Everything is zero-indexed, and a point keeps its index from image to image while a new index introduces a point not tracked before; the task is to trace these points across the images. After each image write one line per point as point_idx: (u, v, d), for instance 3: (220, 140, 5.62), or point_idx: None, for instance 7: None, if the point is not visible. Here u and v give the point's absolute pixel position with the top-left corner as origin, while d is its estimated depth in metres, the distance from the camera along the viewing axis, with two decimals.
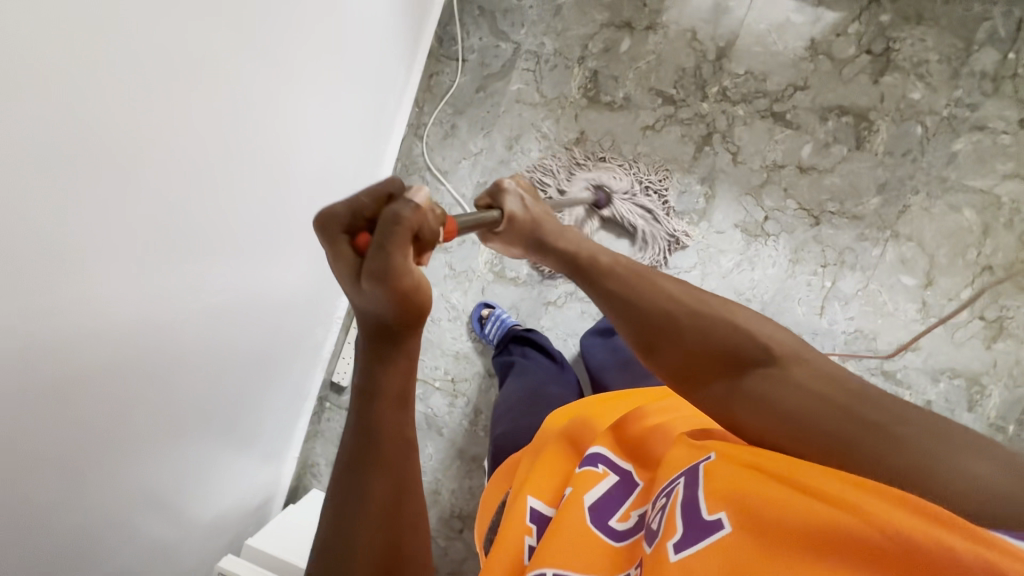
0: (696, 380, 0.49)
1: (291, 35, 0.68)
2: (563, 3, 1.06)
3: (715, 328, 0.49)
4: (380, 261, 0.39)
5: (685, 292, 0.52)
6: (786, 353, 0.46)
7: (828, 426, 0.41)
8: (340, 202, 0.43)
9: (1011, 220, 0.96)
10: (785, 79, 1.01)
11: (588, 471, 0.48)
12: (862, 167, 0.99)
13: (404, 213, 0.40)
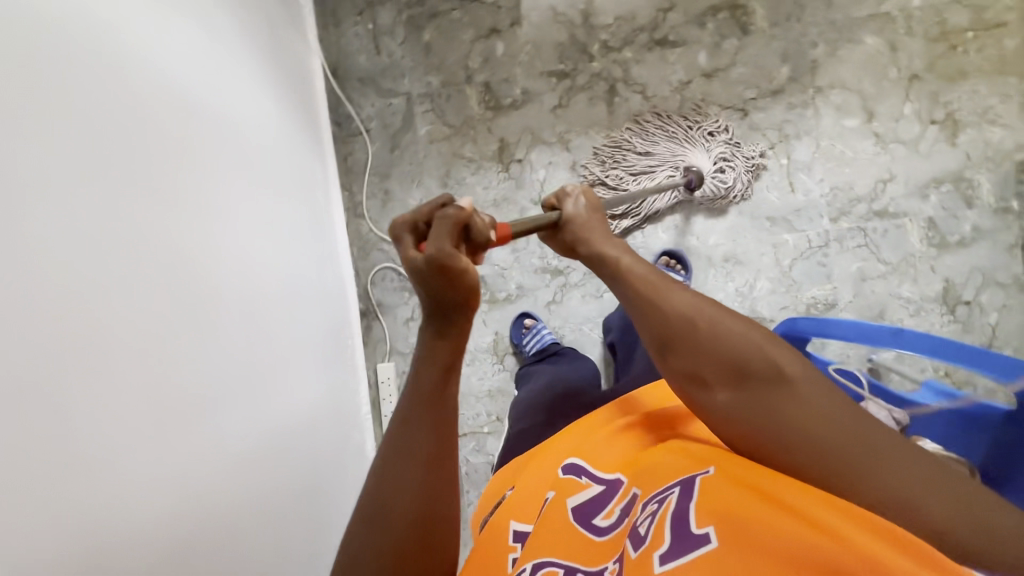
0: (702, 387, 0.49)
1: (208, 181, 0.71)
2: (428, 39, 1.10)
3: (734, 340, 0.48)
4: (428, 254, 0.44)
5: (702, 304, 0.51)
6: (802, 378, 0.45)
7: (827, 442, 0.42)
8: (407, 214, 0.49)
9: (910, 27, 0.99)
10: (652, 8, 1.05)
11: (570, 481, 0.58)
12: (759, 47, 1.02)
13: (448, 215, 0.45)
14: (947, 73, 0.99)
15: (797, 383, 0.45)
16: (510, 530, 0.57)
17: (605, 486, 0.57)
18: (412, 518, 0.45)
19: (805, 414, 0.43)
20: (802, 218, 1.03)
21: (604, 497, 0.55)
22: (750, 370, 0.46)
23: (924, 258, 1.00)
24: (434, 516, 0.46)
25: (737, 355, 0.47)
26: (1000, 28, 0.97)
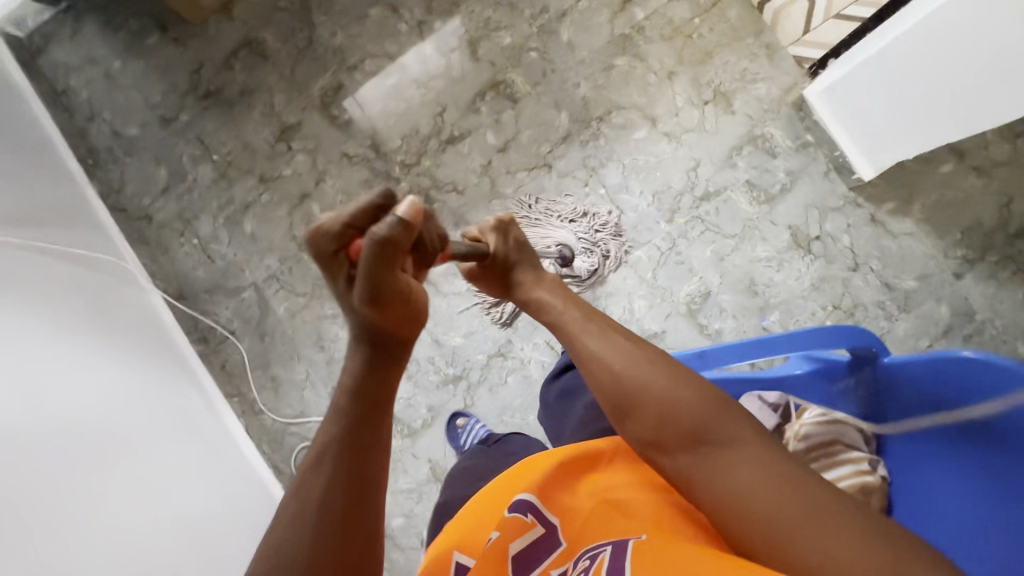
0: (661, 449, 0.50)
1: (52, 481, 0.71)
2: (251, 228, 1.14)
3: (679, 405, 0.49)
4: (366, 279, 0.42)
5: (648, 365, 0.53)
6: (748, 437, 0.47)
7: (773, 500, 0.42)
8: (336, 219, 0.44)
9: (647, 35, 1.08)
10: (428, 116, 1.12)
11: (516, 520, 0.50)
12: (532, 107, 1.10)
13: (390, 232, 0.41)
14: (696, 58, 1.07)
15: (743, 446, 0.46)
16: (452, 563, 0.52)
17: (545, 531, 0.51)
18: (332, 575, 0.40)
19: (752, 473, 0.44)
20: (642, 232, 1.07)
21: (546, 549, 0.50)
22: (698, 430, 0.48)
23: (761, 215, 1.05)
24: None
25: (683, 420, 0.48)
26: (717, 5, 1.07)
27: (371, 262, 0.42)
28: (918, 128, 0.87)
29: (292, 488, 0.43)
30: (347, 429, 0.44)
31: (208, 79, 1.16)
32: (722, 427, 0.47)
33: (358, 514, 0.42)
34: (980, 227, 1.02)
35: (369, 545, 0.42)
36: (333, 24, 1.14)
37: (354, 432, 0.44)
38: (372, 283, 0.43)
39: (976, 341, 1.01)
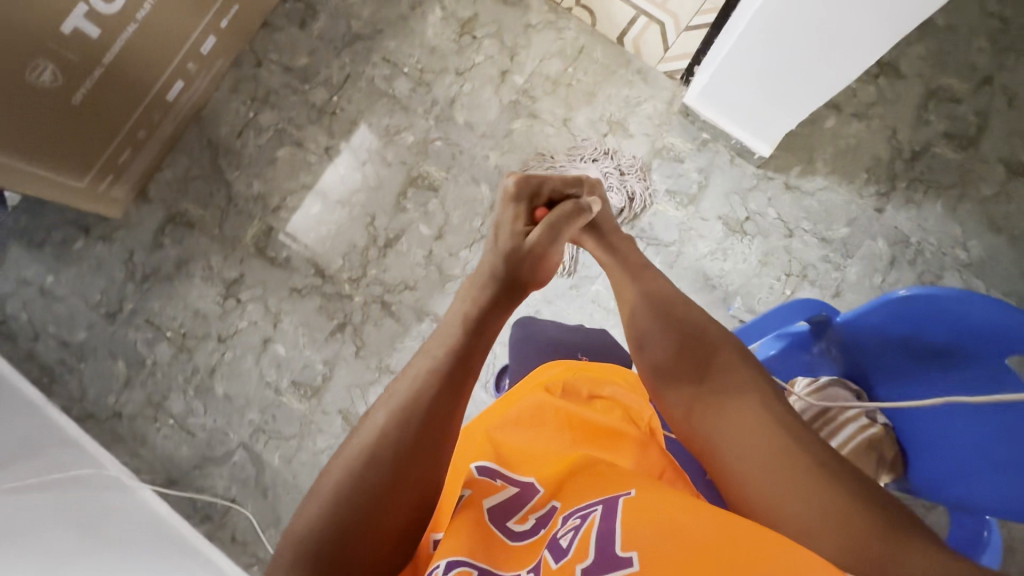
0: (675, 382, 0.62)
1: None
2: (224, 389, 1.14)
3: (702, 347, 0.63)
4: (546, 224, 0.73)
5: (683, 314, 0.67)
6: (751, 378, 0.59)
7: (761, 439, 0.53)
8: (545, 179, 0.79)
9: (532, 95, 1.17)
10: (361, 228, 1.16)
11: (485, 482, 0.55)
12: (453, 190, 1.15)
13: (570, 206, 0.76)
14: (582, 101, 1.16)
15: (749, 396, 0.57)
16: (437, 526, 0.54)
17: (519, 488, 0.55)
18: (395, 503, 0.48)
19: (740, 411, 0.56)
20: (591, 268, 1.11)
21: (521, 501, 0.54)
22: (713, 375, 0.60)
23: (690, 216, 1.12)
24: (408, 495, 0.49)
25: (707, 361, 0.61)
26: (583, 51, 1.18)
27: (558, 214, 0.74)
28: (789, 104, 0.97)
29: (379, 402, 0.55)
30: (435, 376, 0.55)
31: (142, 263, 1.18)
32: (732, 371, 0.60)
33: (430, 451, 0.51)
34: (881, 162, 1.10)
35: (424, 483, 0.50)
36: (246, 175, 1.19)
37: (446, 386, 0.55)
38: (548, 225, 0.73)
39: (920, 262, 1.07)
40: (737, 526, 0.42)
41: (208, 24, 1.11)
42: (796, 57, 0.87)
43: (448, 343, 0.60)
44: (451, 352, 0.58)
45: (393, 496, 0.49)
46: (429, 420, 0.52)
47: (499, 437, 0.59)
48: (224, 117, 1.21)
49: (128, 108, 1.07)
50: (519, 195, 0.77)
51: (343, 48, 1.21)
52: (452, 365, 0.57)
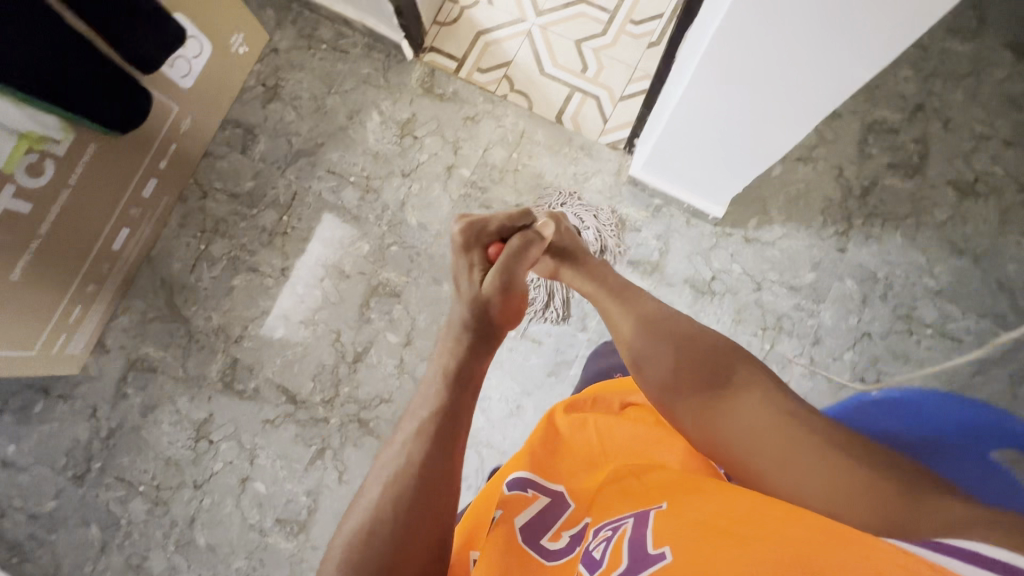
0: (681, 392, 0.61)
1: None
2: (206, 538, 1.08)
3: (698, 356, 0.64)
4: (503, 263, 0.73)
5: (675, 326, 0.68)
6: (754, 378, 0.60)
7: (772, 436, 0.53)
8: (493, 222, 0.78)
9: (480, 186, 1.17)
10: (328, 345, 1.13)
11: (517, 496, 0.56)
12: (416, 292, 1.14)
13: (526, 239, 0.77)
14: (530, 184, 1.16)
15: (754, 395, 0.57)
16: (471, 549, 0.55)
17: (551, 498, 0.57)
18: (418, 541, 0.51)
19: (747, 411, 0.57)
20: (567, 352, 1.09)
21: (553, 518, 0.55)
22: (718, 378, 0.60)
23: (657, 284, 1.11)
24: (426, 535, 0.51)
25: (709, 363, 0.62)
26: (524, 136, 1.18)
27: (512, 251, 0.74)
28: (729, 171, 0.95)
29: (379, 465, 0.56)
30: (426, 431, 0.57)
31: (107, 416, 1.14)
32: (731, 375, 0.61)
33: (438, 488, 0.54)
34: (834, 202, 1.11)
35: (438, 519, 0.52)
36: (204, 309, 1.17)
37: (446, 422, 0.58)
38: (503, 265, 0.72)
39: (892, 296, 1.07)
40: (776, 522, 0.40)
41: (146, 169, 1.10)
42: (723, 142, 0.87)
43: (433, 402, 0.60)
44: (438, 413, 0.59)
45: (410, 538, 0.50)
46: (428, 469, 0.54)
47: (534, 456, 0.61)
48: (175, 253, 1.20)
49: (74, 267, 1.04)
50: (468, 245, 0.76)
51: (288, 165, 1.21)
52: (438, 412, 0.59)
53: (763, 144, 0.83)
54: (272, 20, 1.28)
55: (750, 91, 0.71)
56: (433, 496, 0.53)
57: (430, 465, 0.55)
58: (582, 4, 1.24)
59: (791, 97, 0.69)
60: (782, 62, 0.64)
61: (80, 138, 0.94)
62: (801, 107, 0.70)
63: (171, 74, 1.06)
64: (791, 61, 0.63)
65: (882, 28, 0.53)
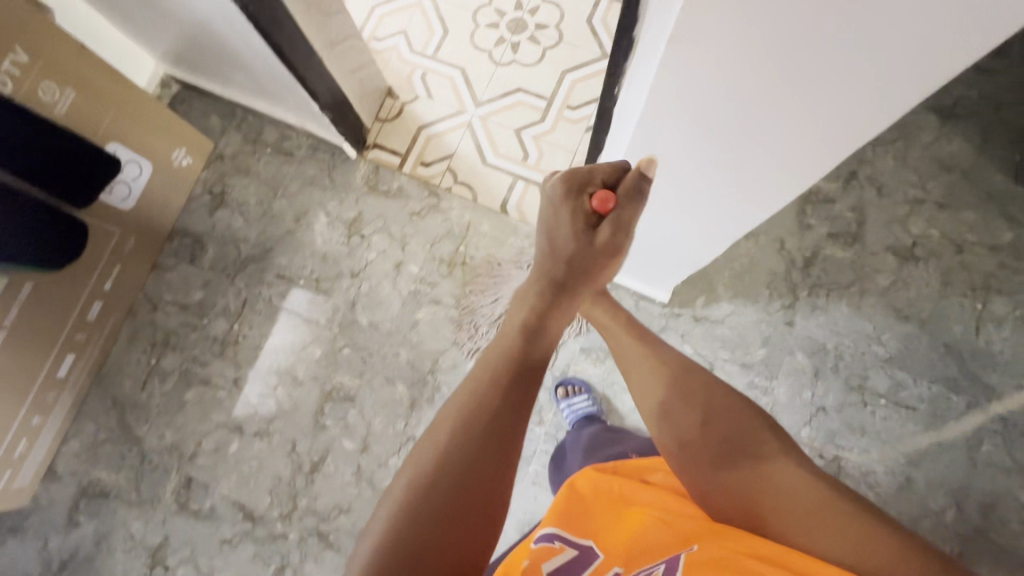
0: (706, 449, 0.58)
1: None
2: None
3: (725, 417, 0.60)
4: (618, 217, 0.56)
5: (692, 383, 0.63)
6: (780, 440, 0.57)
7: (803, 498, 0.51)
8: (604, 166, 0.59)
9: (429, 281, 1.17)
10: (284, 456, 1.11)
11: (545, 548, 0.53)
12: (370, 395, 1.13)
13: (641, 185, 0.56)
14: (479, 276, 1.17)
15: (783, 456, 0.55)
16: None
17: (579, 551, 0.53)
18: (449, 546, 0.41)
19: (786, 481, 0.53)
20: (525, 448, 1.08)
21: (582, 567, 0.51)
22: (747, 436, 0.57)
23: (610, 371, 1.10)
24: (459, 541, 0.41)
25: (735, 421, 0.59)
26: (470, 227, 1.20)
27: (625, 206, 0.56)
28: (670, 268, 0.98)
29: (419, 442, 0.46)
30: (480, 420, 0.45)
31: (59, 547, 1.10)
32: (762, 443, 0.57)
33: (484, 483, 0.43)
34: (778, 276, 1.12)
35: (477, 527, 0.42)
36: (157, 426, 1.15)
37: (497, 403, 0.47)
38: (617, 217, 0.56)
39: (843, 367, 1.07)
40: None
41: (90, 294, 1.09)
42: (653, 235, 0.87)
43: (487, 378, 0.49)
44: (490, 390, 0.48)
45: (444, 532, 0.41)
46: (473, 458, 0.44)
47: (560, 508, 0.58)
48: (126, 369, 1.18)
49: (17, 404, 1.01)
50: (570, 191, 0.57)
51: (237, 272, 1.21)
52: (502, 399, 0.47)
53: (692, 240, 0.83)
54: (217, 126, 1.28)
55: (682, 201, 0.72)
56: (478, 494, 0.43)
57: (486, 462, 0.44)
58: (519, 92, 1.27)
59: (717, 200, 0.69)
60: (704, 169, 0.63)
61: (14, 280, 0.93)
62: (726, 210, 0.70)
63: (112, 200, 1.07)
64: (714, 167, 0.62)
65: (803, 141, 0.52)
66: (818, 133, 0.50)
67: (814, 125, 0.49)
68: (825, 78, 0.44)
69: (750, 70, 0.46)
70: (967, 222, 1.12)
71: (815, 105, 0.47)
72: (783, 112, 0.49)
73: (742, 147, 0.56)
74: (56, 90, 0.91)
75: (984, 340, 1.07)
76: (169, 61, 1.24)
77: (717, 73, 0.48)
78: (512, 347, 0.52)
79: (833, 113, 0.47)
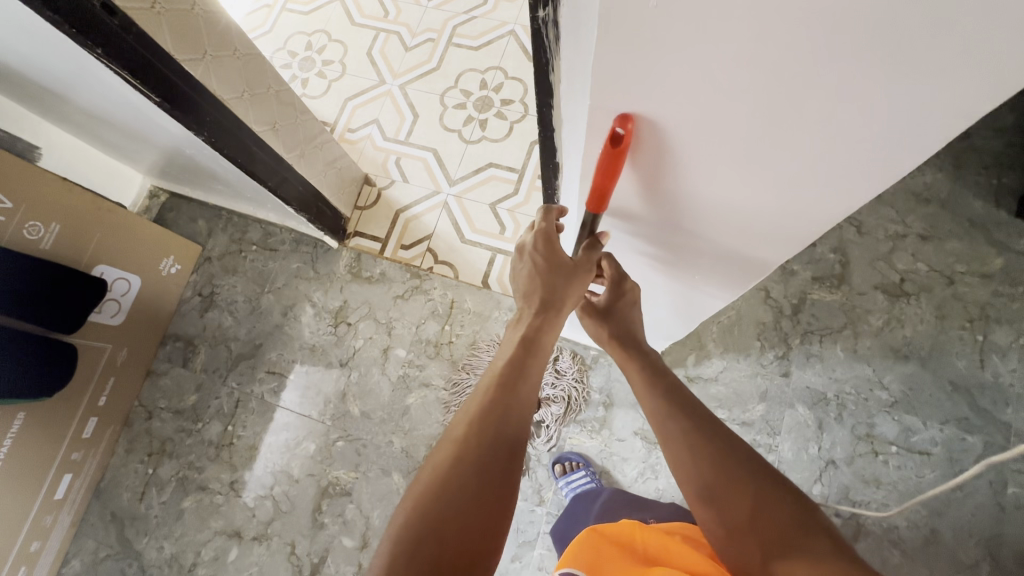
0: (747, 537, 0.49)
1: None
2: None
3: (771, 510, 0.49)
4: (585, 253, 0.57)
5: (743, 468, 0.52)
6: (836, 546, 0.46)
7: None
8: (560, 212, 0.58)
9: (417, 363, 1.18)
10: (282, 560, 1.09)
11: None
12: (367, 488, 1.11)
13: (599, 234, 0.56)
14: (466, 354, 1.17)
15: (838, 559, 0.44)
16: None
17: None
18: (454, 530, 0.45)
19: None
20: (527, 531, 1.04)
21: None
22: (794, 527, 0.47)
23: (607, 441, 1.08)
24: (462, 533, 0.45)
25: (781, 511, 0.48)
26: (454, 305, 1.20)
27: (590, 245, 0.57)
28: (665, 331, 0.91)
29: (446, 432, 0.52)
30: (488, 434, 0.50)
31: None
32: (803, 540, 0.46)
33: (487, 485, 0.48)
34: (767, 326, 1.10)
35: (481, 528, 0.46)
36: (156, 539, 1.14)
37: (503, 416, 0.52)
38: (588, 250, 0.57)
39: (847, 416, 1.04)
40: None
41: (85, 410, 1.10)
42: (659, 309, 0.81)
43: (496, 385, 0.54)
44: (497, 396, 0.53)
45: (448, 519, 0.45)
46: (483, 462, 0.49)
47: (588, 551, 0.60)
48: (124, 482, 1.18)
49: (12, 535, 1.00)
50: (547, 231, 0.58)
51: (229, 372, 1.23)
52: (506, 404, 0.52)
53: (682, 314, 0.79)
54: (203, 230, 1.33)
55: (689, 278, 0.64)
56: (481, 497, 0.47)
57: (491, 469, 0.49)
58: (491, 167, 1.30)
59: (691, 282, 0.65)
60: (679, 260, 0.60)
61: (6, 412, 0.93)
62: (712, 295, 0.66)
63: (102, 316, 1.08)
64: (711, 246, 0.53)
65: (807, 223, 0.43)
66: (770, 236, 0.47)
67: (757, 231, 0.47)
68: (799, 164, 0.36)
69: (696, 161, 0.41)
70: (954, 252, 1.10)
71: (748, 215, 0.45)
72: (720, 217, 0.47)
73: (696, 243, 0.54)
74: (41, 227, 0.95)
75: (991, 374, 1.03)
76: (155, 176, 1.30)
77: (646, 187, 0.47)
78: (511, 359, 0.56)
79: (774, 226, 0.45)
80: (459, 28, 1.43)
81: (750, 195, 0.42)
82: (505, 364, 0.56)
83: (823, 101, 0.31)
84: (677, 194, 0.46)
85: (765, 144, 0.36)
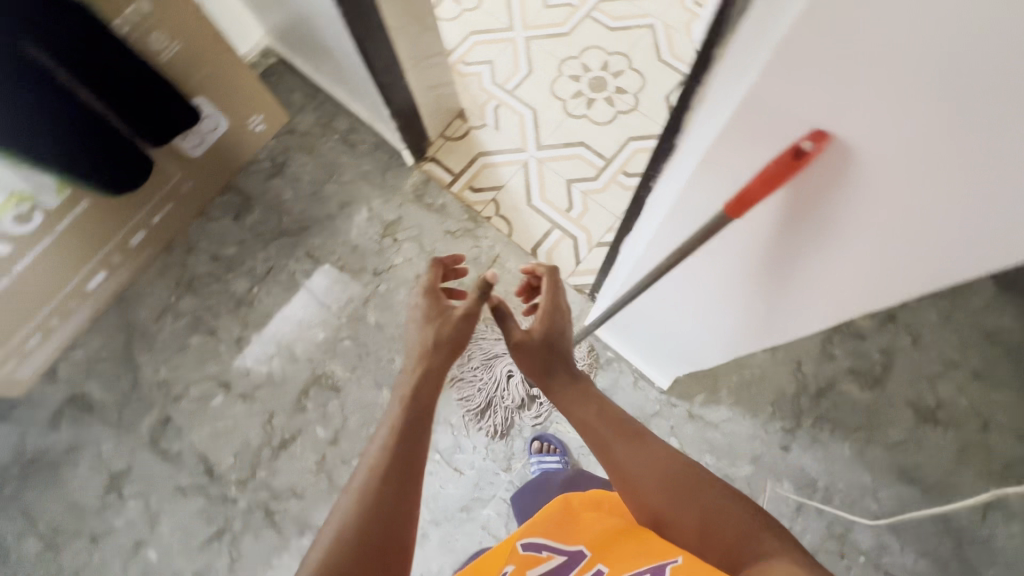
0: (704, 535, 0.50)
1: None
2: None
3: (706, 502, 0.51)
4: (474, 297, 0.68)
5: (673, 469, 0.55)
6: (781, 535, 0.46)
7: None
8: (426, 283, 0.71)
9: None
10: (258, 424, 1.14)
11: (531, 556, 0.55)
12: (356, 392, 1.15)
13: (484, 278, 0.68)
14: None
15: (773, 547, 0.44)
16: None
17: (567, 557, 0.56)
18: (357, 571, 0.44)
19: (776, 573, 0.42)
20: (484, 490, 1.07)
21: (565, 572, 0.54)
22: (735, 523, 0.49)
23: None
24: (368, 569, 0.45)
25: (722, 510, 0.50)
26: (496, 261, 1.22)
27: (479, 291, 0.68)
28: (696, 362, 0.89)
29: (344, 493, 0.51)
30: (390, 475, 0.51)
31: (32, 445, 1.16)
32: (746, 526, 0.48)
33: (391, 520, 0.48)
34: (785, 397, 1.08)
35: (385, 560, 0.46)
36: (156, 359, 1.20)
37: (404, 453, 0.53)
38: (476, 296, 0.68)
39: (828, 510, 1.02)
40: None
41: (137, 222, 1.16)
42: (702, 340, 0.79)
43: (395, 434, 0.55)
44: (399, 440, 0.54)
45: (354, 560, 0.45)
46: (384, 501, 0.49)
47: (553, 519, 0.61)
48: (146, 299, 1.25)
49: (40, 303, 1.07)
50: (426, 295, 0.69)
51: (272, 240, 1.28)
52: (406, 444, 0.54)
53: (727, 349, 0.77)
54: (298, 103, 1.37)
55: (756, 312, 0.61)
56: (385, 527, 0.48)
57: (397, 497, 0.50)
58: (582, 146, 1.30)
59: (754, 316, 0.63)
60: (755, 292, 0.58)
61: (76, 194, 0.98)
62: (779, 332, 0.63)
63: (183, 145, 1.13)
64: (801, 283, 0.51)
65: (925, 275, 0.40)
66: (877, 282, 0.44)
67: (863, 277, 0.45)
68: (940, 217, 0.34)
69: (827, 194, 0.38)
70: (1000, 400, 1.06)
71: (858, 258, 0.43)
72: (827, 255, 0.45)
73: (782, 279, 0.52)
74: (165, 41, 0.98)
75: (988, 530, 1.00)
76: (273, 36, 1.34)
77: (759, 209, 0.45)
78: (409, 405, 0.58)
79: (886, 272, 0.43)
80: (602, 4, 1.41)
81: (870, 238, 0.40)
82: (404, 411, 0.58)
83: (993, 157, 0.29)
84: (790, 223, 0.44)
85: (909, 190, 0.34)
